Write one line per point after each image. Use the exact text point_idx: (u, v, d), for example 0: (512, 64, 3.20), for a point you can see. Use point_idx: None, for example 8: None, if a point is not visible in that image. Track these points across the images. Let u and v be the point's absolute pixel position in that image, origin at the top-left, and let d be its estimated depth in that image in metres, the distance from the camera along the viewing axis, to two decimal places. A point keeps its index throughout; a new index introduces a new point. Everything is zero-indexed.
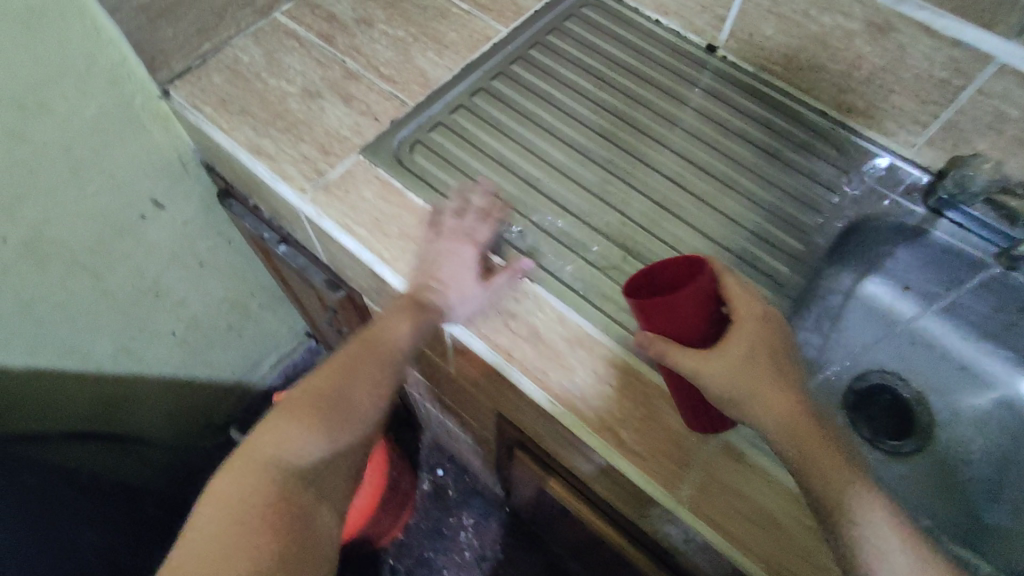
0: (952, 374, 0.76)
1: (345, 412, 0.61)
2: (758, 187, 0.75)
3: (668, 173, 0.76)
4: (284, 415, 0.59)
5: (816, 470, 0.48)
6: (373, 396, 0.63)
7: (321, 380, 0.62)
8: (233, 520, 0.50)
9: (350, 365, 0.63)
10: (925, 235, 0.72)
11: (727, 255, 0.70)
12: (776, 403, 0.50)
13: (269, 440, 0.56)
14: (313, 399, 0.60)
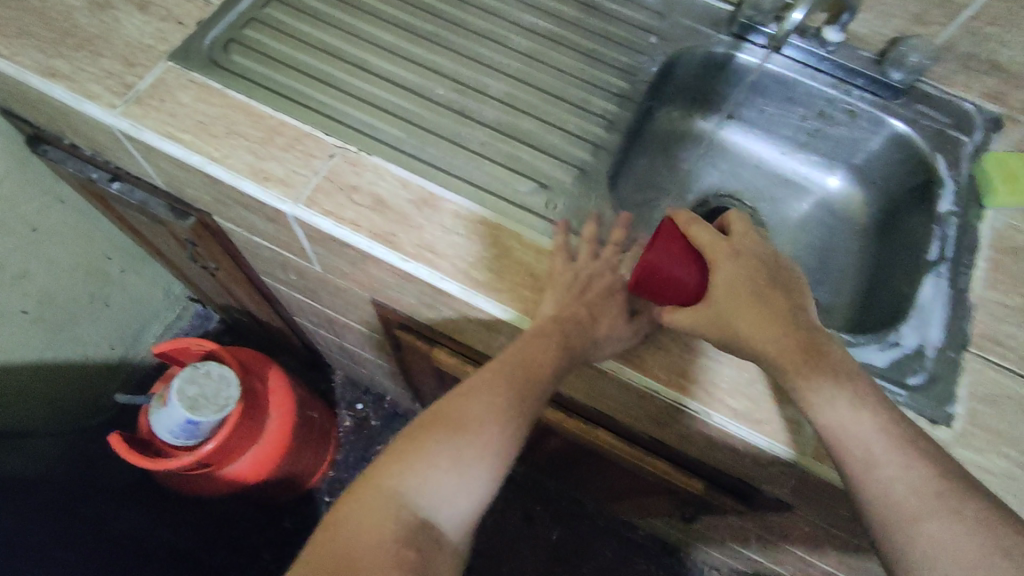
0: (777, 184, 0.85)
1: (478, 438, 0.51)
2: (583, 37, 0.77)
3: (491, 35, 0.76)
4: (439, 431, 0.51)
5: (838, 421, 0.49)
6: (475, 440, 0.51)
7: (473, 405, 0.53)
8: (331, 560, 0.44)
9: (498, 390, 0.54)
10: (733, 61, 0.77)
11: (561, 103, 0.72)
12: (836, 396, 0.49)
13: (410, 451, 0.50)
14: (447, 418, 0.52)
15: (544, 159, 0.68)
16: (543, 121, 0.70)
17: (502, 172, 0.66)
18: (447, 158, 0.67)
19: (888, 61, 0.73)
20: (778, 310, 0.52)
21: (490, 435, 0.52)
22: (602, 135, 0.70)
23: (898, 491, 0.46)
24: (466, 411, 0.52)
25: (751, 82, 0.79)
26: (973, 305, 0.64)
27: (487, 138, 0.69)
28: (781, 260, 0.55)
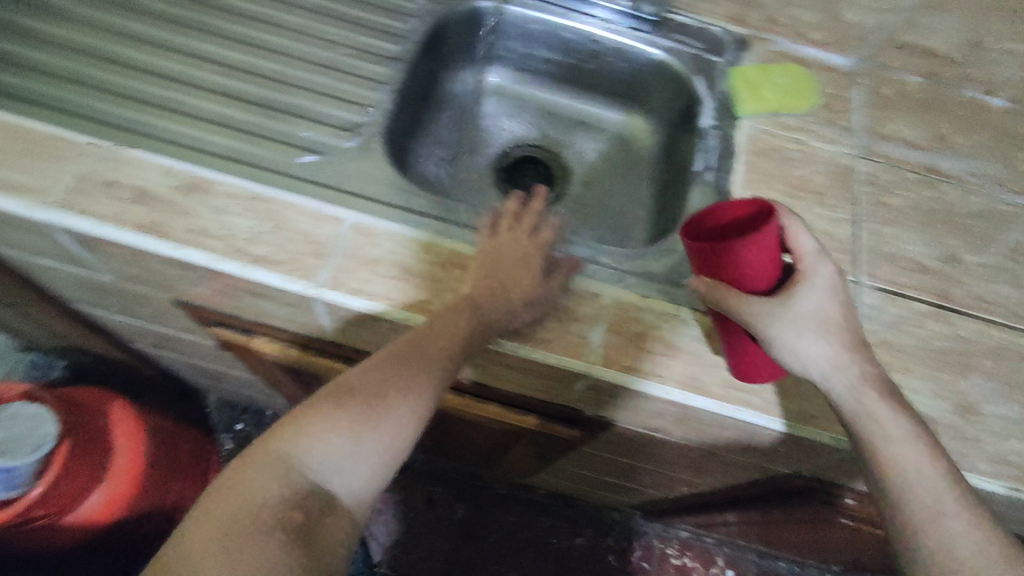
0: (572, 125, 0.89)
1: (375, 419, 0.53)
2: (350, 7, 0.77)
3: (257, 16, 0.75)
4: (334, 406, 0.52)
5: (872, 414, 0.52)
6: (385, 414, 0.53)
7: (369, 381, 0.54)
8: (212, 528, 0.46)
9: (403, 381, 0.55)
10: (502, 13, 0.80)
11: (332, 73, 0.72)
12: (864, 377, 0.53)
13: (320, 420, 0.52)
14: (340, 395, 0.53)
15: (319, 129, 0.68)
16: (315, 93, 0.71)
17: (277, 147, 0.66)
18: (216, 140, 0.65)
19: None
20: (809, 327, 0.52)
21: (402, 412, 0.54)
22: (376, 98, 0.71)
23: (926, 498, 0.50)
24: (370, 390, 0.53)
25: (525, 31, 0.83)
26: None
27: (259, 117, 0.68)
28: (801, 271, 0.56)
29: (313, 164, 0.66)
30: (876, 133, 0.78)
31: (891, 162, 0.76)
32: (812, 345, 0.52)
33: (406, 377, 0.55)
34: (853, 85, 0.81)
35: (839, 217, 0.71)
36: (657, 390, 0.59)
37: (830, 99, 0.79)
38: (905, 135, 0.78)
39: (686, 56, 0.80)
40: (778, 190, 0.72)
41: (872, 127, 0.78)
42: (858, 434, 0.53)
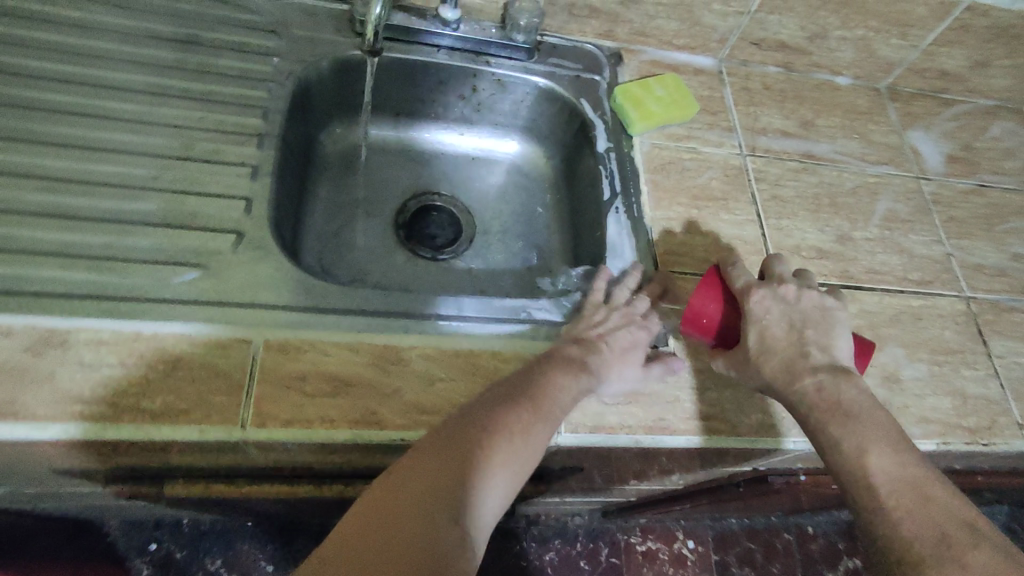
0: (464, 164, 0.85)
1: (533, 412, 0.50)
2: (191, 80, 0.67)
3: (69, 109, 0.62)
4: (496, 400, 0.50)
5: (802, 393, 0.53)
6: (546, 404, 0.51)
7: (523, 383, 0.52)
8: (372, 548, 0.40)
9: (567, 366, 0.55)
10: (369, 60, 0.74)
11: (191, 163, 0.62)
12: (806, 368, 0.53)
13: (478, 415, 0.48)
14: (501, 395, 0.50)
15: (188, 235, 0.59)
16: (172, 192, 0.60)
17: (140, 269, 0.56)
18: (57, 276, 0.53)
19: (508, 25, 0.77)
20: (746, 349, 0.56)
21: (549, 411, 0.51)
22: (251, 184, 0.63)
23: (901, 480, 0.48)
24: (520, 388, 0.52)
25: (395, 77, 0.77)
26: (649, 228, 0.71)
27: (107, 235, 0.57)
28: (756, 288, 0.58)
29: (191, 280, 0.56)
30: (753, 129, 0.82)
31: (772, 155, 0.80)
32: (754, 359, 0.56)
33: (589, 357, 0.57)
34: (724, 85, 0.84)
35: (743, 219, 0.74)
36: (574, 412, 0.58)
37: (708, 103, 0.82)
38: (778, 126, 0.83)
39: (565, 81, 0.79)
40: (684, 203, 0.73)
41: (749, 124, 0.82)
42: (813, 428, 0.52)
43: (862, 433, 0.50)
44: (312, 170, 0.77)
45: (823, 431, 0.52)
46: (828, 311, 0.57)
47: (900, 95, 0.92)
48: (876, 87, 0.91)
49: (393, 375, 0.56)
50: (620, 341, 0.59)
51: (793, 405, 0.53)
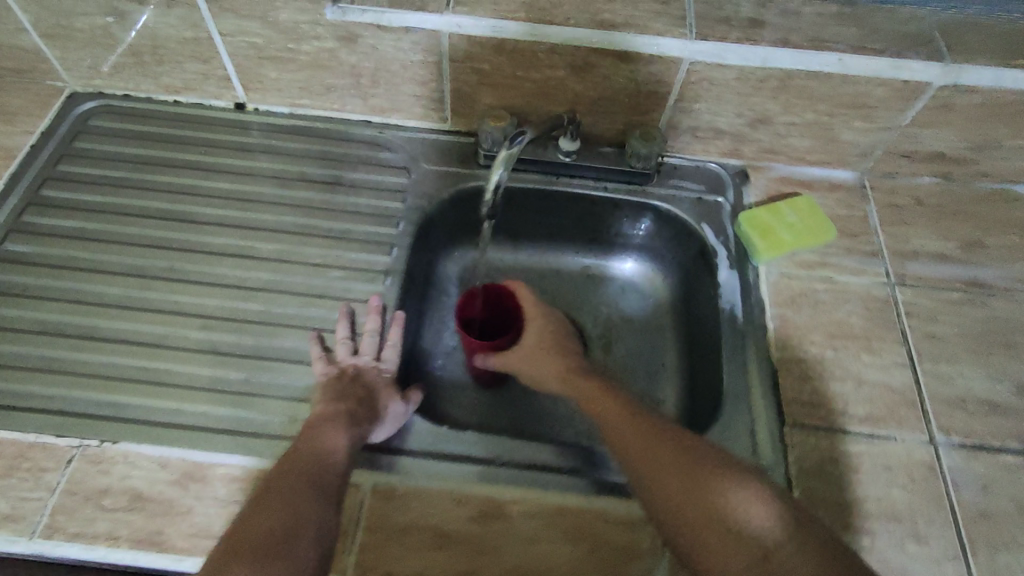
0: (578, 284, 0.85)
1: (327, 469, 0.51)
2: (333, 220, 0.72)
3: (230, 250, 0.70)
4: (295, 464, 0.51)
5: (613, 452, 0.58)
6: (331, 454, 0.53)
7: (315, 439, 0.53)
8: None
9: (342, 417, 0.56)
10: (491, 191, 0.78)
11: (325, 300, 0.67)
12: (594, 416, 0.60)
13: (279, 487, 0.49)
14: (298, 460, 0.51)
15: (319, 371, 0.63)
16: (309, 329, 0.66)
17: (276, 404, 0.61)
18: (208, 412, 0.60)
19: (631, 152, 0.76)
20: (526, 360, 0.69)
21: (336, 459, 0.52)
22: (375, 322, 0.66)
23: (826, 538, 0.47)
24: (313, 445, 0.53)
25: (516, 205, 0.80)
26: (776, 369, 0.65)
27: (251, 371, 0.62)
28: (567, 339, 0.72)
29: None
30: (901, 252, 0.74)
31: (926, 283, 0.72)
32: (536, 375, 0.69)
33: (358, 409, 0.57)
34: (866, 201, 0.78)
35: (890, 361, 0.66)
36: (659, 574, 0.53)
37: (846, 223, 0.76)
38: (933, 248, 0.75)
39: (686, 203, 0.77)
40: (818, 342, 0.67)
41: (895, 246, 0.74)
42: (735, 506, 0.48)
43: (664, 488, 0.51)
44: (433, 293, 0.80)
45: (629, 447, 0.55)
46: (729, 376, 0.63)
47: None
48: None
49: (491, 530, 0.55)
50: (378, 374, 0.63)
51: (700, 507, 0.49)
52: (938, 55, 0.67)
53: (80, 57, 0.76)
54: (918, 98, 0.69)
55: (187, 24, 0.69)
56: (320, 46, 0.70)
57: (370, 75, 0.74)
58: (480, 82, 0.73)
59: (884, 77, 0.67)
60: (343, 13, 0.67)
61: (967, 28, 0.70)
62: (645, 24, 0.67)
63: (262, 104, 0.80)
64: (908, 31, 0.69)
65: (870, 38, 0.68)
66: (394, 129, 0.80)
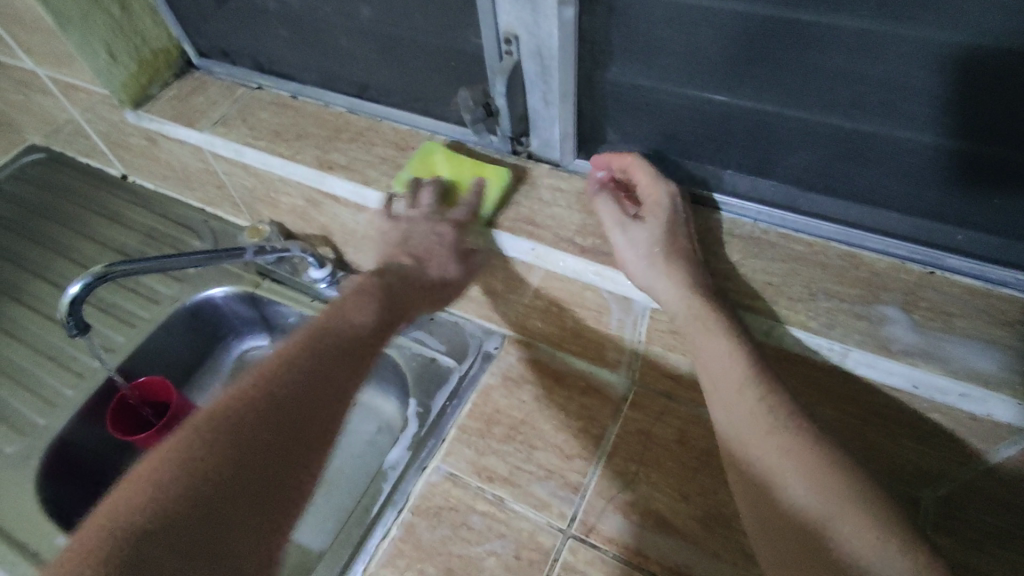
0: None
1: (299, 380, 0.51)
2: (108, 291, 0.81)
3: (31, 300, 0.82)
4: (145, 530, 0.42)
5: (416, 490, 0.59)
6: (304, 356, 0.52)
7: (346, 306, 0.56)
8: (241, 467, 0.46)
9: (372, 290, 0.57)
10: (258, 297, 0.78)
11: (50, 361, 0.74)
12: (480, 427, 0.62)
13: (90, 544, 0.41)
14: (315, 327, 0.54)
15: None
16: (20, 384, 0.73)
17: None
18: None
19: None
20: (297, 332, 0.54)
21: (303, 370, 0.51)
22: (66, 395, 0.71)
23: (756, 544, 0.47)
24: (336, 315, 0.55)
25: (286, 316, 0.79)
26: None
27: None
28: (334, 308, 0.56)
29: None
30: (610, 500, 0.56)
31: (611, 551, 0.54)
32: (346, 308, 0.56)
33: (391, 290, 0.57)
34: (614, 419, 0.61)
35: None
36: None
37: (568, 439, 0.61)
38: (657, 507, 0.56)
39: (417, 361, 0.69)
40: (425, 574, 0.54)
41: (607, 488, 0.57)
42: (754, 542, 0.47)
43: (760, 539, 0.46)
44: (192, 383, 0.82)
45: (471, 504, 0.58)
46: (400, 472, 0.61)
47: (954, 527, 0.52)
48: (912, 496, 0.53)
49: None
50: (422, 249, 0.58)
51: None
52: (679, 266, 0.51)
53: (33, 125, 0.97)
54: (699, 258, 0.50)
55: (65, 111, 0.85)
56: (138, 142, 0.80)
57: (182, 172, 0.81)
58: (249, 196, 0.76)
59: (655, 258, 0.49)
60: (139, 118, 0.76)
61: (732, 240, 0.53)
62: (361, 169, 0.64)
63: (136, 178, 0.92)
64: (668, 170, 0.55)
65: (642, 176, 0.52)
66: (218, 220, 0.86)
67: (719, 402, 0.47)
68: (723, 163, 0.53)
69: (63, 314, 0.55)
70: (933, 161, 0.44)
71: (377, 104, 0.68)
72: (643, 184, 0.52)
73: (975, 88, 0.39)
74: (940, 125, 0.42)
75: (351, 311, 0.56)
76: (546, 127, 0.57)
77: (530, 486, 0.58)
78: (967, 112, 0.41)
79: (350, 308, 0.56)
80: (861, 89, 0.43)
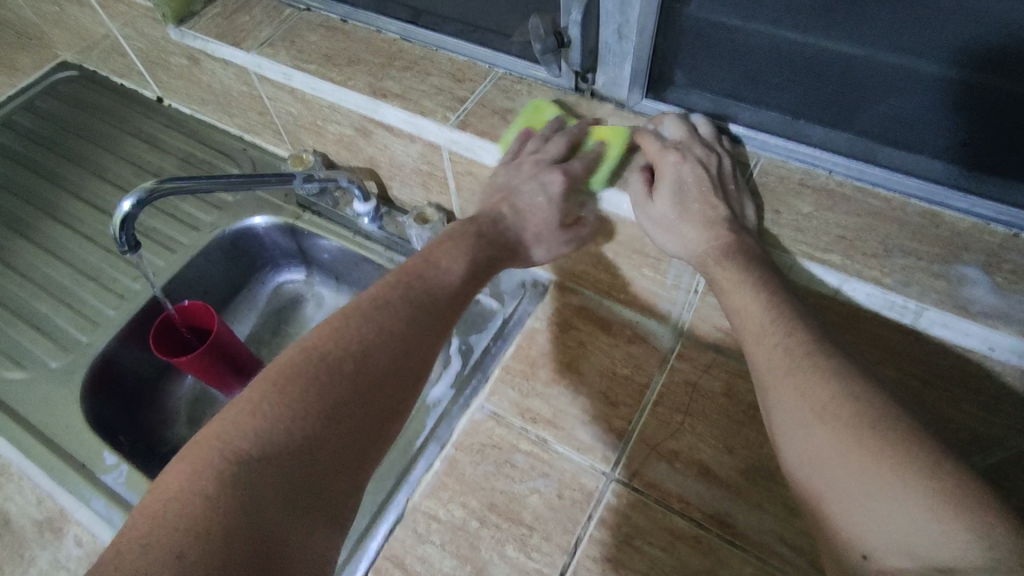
0: None
1: (401, 319, 0.46)
2: (148, 215, 0.80)
3: (69, 220, 0.81)
4: (254, 482, 0.37)
5: (459, 425, 0.60)
6: (408, 306, 0.47)
7: (439, 254, 0.51)
8: (334, 430, 0.41)
9: (467, 236, 0.53)
10: (298, 229, 0.77)
11: (92, 281, 0.74)
12: (525, 369, 0.62)
13: (193, 484, 0.36)
14: (409, 276, 0.48)
15: (40, 342, 0.70)
16: (62, 302, 0.73)
17: None
18: None
19: None
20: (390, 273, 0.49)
21: (400, 315, 0.46)
22: (109, 315, 0.71)
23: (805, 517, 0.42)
24: (426, 261, 0.50)
25: (325, 250, 0.78)
26: (401, 517, 0.55)
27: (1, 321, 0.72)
28: (426, 248, 0.52)
29: (8, 380, 0.68)
30: (654, 447, 0.57)
31: (654, 496, 0.54)
32: (442, 259, 0.50)
33: (493, 236, 0.53)
34: (660, 369, 0.61)
35: (532, 563, 0.52)
36: None
37: (613, 386, 0.60)
38: (700, 457, 0.56)
39: None
40: (468, 507, 0.55)
41: (651, 436, 0.57)
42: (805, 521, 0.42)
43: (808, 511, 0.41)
44: (230, 312, 0.82)
45: (512, 443, 0.58)
46: (445, 408, 0.61)
47: None
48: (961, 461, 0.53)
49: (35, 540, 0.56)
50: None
51: (578, 527, 0.53)
52: (748, 215, 0.50)
53: (65, 39, 0.93)
54: (721, 214, 0.49)
55: (102, 25, 0.82)
56: (179, 61, 0.78)
57: (223, 96, 0.79)
58: (294, 124, 0.74)
59: (677, 215, 0.50)
60: (182, 35, 0.73)
61: (805, 191, 0.51)
62: (416, 99, 0.61)
63: (173, 102, 0.90)
64: (686, 127, 0.52)
65: (657, 149, 0.52)
66: (257, 149, 0.84)
67: (766, 343, 0.44)
68: (800, 104, 0.51)
69: (115, 230, 0.53)
70: (952, 93, 0.45)
71: (434, 33, 0.65)
72: (656, 160, 0.51)
73: (999, 13, 0.40)
74: (952, 52, 0.43)
75: (432, 252, 0.51)
76: (617, 65, 0.55)
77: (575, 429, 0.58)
78: (999, 39, 0.41)
79: (449, 252, 0.51)
80: (902, 19, 0.43)
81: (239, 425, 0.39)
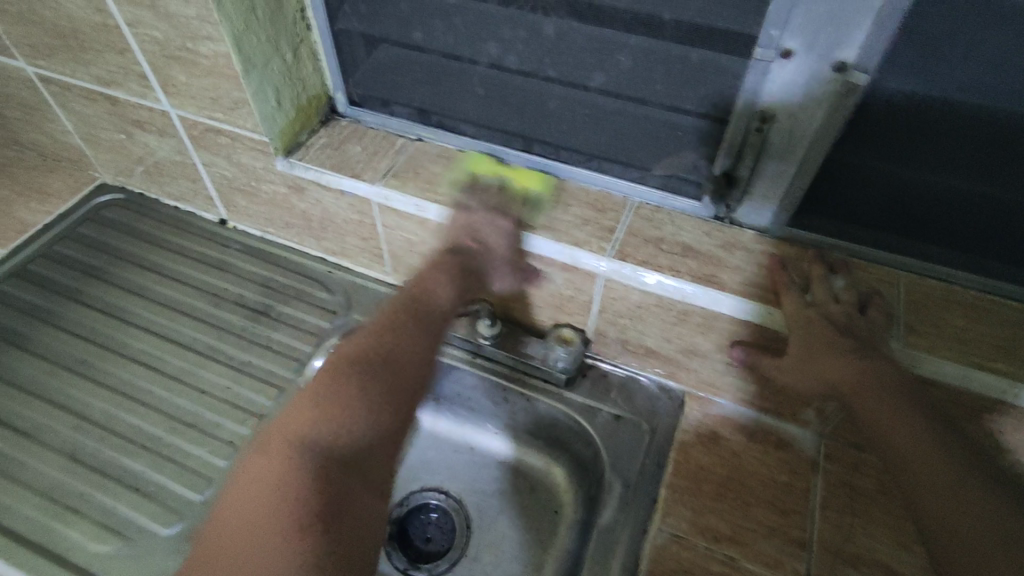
0: (486, 471, 0.77)
1: (409, 334, 0.59)
2: (238, 349, 0.75)
3: (143, 359, 0.74)
4: (317, 456, 0.49)
5: (647, 552, 0.59)
6: (414, 332, 0.59)
7: (429, 281, 0.63)
8: (364, 414, 0.52)
9: (452, 268, 0.64)
10: None
11: (191, 429, 0.68)
12: (691, 485, 0.63)
13: (273, 469, 0.48)
14: (407, 289, 0.62)
15: (142, 506, 0.62)
16: (159, 457, 0.66)
17: (85, 530, 0.61)
18: (30, 518, 0.61)
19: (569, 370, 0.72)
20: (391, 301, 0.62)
21: (419, 318, 0.60)
22: (221, 467, 0.65)
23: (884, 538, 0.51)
24: (421, 289, 0.62)
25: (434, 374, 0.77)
26: None
27: (87, 485, 0.64)
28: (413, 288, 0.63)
29: (111, 558, 0.59)
30: (837, 553, 0.59)
31: None
32: (423, 285, 0.63)
33: (468, 262, 0.65)
34: (815, 473, 0.64)
35: None
36: None
37: (780, 494, 0.63)
38: (881, 557, 0.58)
39: (601, 417, 0.70)
40: None
41: (831, 542, 0.59)
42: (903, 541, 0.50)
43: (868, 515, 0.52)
44: None
45: (704, 563, 0.58)
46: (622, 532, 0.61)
47: None
48: None
49: None
50: (490, 239, 0.64)
51: None
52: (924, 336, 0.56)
53: (110, 162, 0.88)
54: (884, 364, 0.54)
55: (177, 152, 0.79)
56: (275, 188, 0.76)
57: (320, 221, 0.77)
58: (411, 250, 0.74)
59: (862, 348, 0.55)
60: (291, 166, 0.71)
61: (955, 306, 0.57)
62: (567, 230, 0.64)
63: (239, 224, 0.86)
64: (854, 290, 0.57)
65: (808, 298, 0.58)
66: (344, 272, 0.82)
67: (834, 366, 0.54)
68: (921, 235, 0.59)
69: None
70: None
71: (563, 163, 0.68)
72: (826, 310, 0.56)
73: None
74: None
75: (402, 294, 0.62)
76: (767, 199, 0.60)
77: (760, 542, 0.59)
78: None
79: (428, 275, 0.63)
80: (1016, 172, 0.52)
81: (292, 418, 0.51)
